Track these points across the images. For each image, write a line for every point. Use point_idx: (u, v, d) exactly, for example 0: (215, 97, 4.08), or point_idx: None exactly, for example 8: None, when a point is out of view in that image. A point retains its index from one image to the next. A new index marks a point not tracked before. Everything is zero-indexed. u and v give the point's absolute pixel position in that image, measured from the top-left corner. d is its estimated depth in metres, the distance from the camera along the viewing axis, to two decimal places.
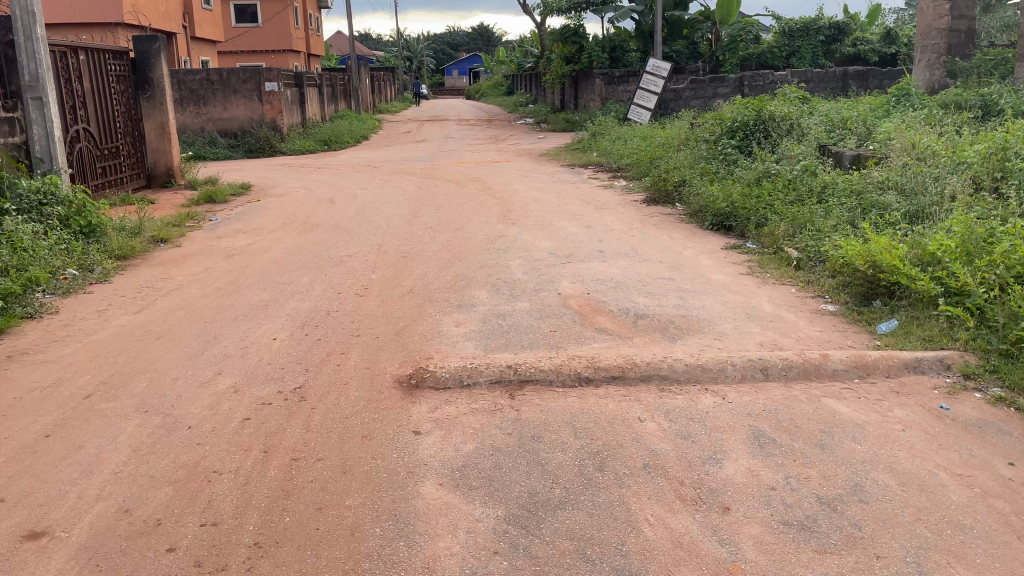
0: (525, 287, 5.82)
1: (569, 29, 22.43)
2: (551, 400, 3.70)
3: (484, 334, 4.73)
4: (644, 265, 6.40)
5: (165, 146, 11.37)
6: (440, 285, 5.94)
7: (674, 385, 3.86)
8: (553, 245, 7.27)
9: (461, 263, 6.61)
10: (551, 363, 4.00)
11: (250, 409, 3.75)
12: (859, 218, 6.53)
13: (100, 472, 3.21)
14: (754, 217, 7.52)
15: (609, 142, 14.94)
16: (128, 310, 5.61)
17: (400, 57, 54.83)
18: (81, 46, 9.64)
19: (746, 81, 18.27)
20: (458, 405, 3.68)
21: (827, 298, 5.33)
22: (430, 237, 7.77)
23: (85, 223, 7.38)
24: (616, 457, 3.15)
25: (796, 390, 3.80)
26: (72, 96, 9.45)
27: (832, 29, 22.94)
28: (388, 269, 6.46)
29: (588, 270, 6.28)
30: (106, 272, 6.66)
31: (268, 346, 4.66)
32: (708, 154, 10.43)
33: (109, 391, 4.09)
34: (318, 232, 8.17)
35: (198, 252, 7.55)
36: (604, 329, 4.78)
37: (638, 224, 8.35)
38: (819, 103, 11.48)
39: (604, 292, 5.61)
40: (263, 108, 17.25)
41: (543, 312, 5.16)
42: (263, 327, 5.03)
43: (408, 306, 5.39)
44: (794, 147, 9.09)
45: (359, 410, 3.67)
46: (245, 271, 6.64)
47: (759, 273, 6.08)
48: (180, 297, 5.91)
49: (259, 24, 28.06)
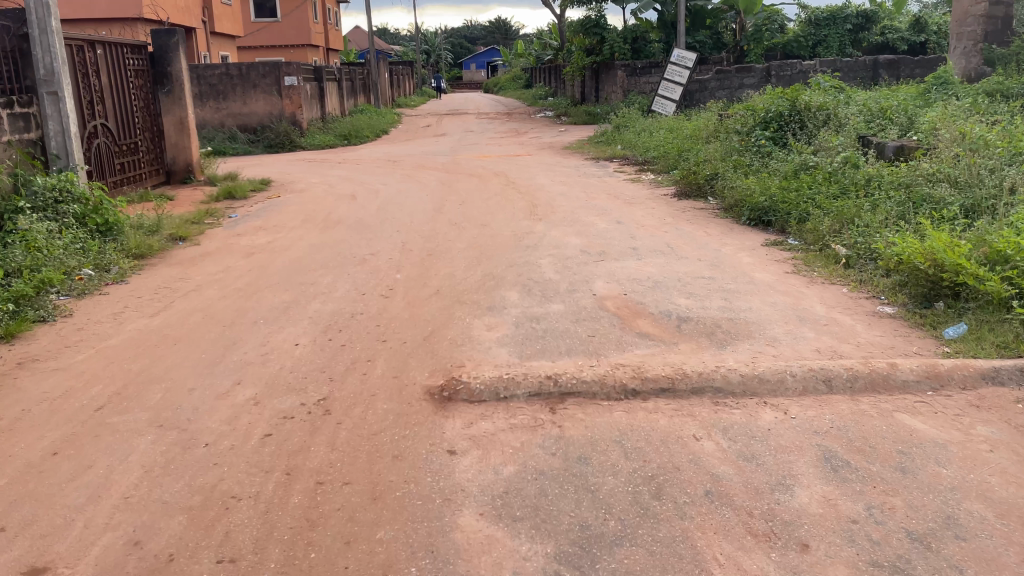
0: (557, 287, 5.53)
1: (590, 20, 22.09)
2: (596, 415, 3.39)
3: (518, 339, 4.43)
4: (683, 264, 6.07)
5: (184, 142, 11.16)
6: (468, 285, 5.65)
7: (729, 399, 3.55)
8: (585, 242, 6.96)
9: (489, 262, 6.32)
10: (594, 374, 3.69)
11: (272, 424, 3.47)
12: (909, 212, 6.18)
13: (109, 497, 2.95)
14: (795, 211, 7.16)
15: (633, 134, 14.60)
16: (144, 314, 5.36)
17: (418, 51, 54.76)
18: (98, 39, 9.43)
19: (774, 71, 17.78)
20: (495, 420, 3.38)
21: (882, 300, 5.00)
22: (455, 233, 7.49)
23: (103, 221, 7.13)
24: (674, 482, 2.85)
25: (865, 405, 3.48)
26: (90, 91, 9.23)
27: (860, 17, 22.35)
28: (413, 268, 6.18)
29: (623, 269, 5.97)
30: (123, 272, 6.43)
31: (290, 353, 4.39)
32: (741, 145, 10.06)
33: (123, 402, 3.84)
34: (340, 229, 7.92)
35: (217, 250, 7.30)
36: (647, 333, 4.46)
37: (670, 219, 8.02)
38: (855, 92, 11.09)
39: (643, 293, 5.30)
40: (282, 103, 17.00)
41: (579, 315, 4.86)
42: (284, 332, 4.76)
43: (436, 309, 5.11)
44: (833, 138, 8.73)
45: (389, 425, 3.39)
46: (266, 271, 6.38)
47: (805, 271, 5.76)
48: (199, 298, 5.67)
49: (278, 19, 27.80)
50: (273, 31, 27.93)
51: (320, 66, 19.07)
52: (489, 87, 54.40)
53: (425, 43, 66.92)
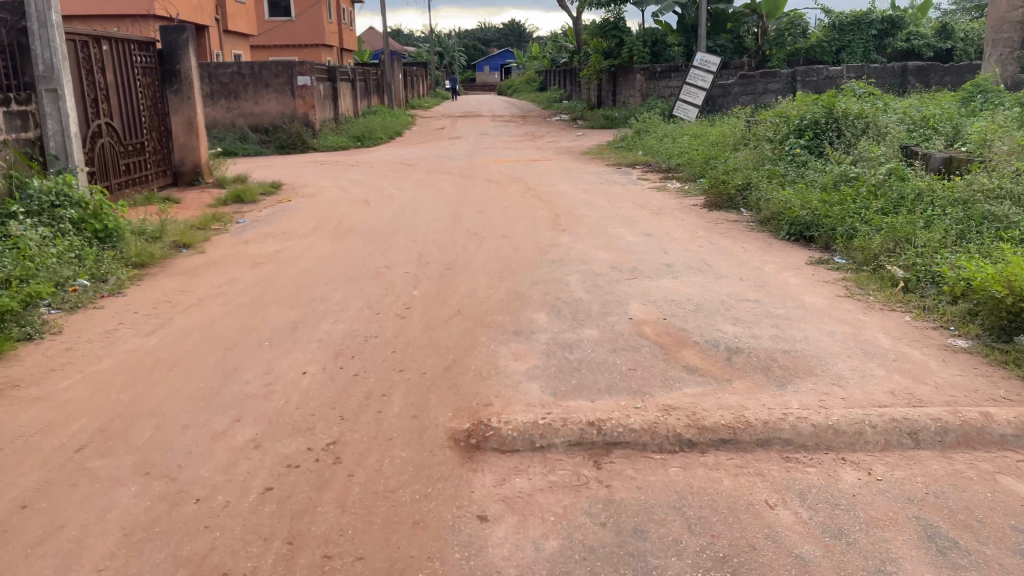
0: (589, 308, 5.07)
1: (608, 23, 21.55)
2: (648, 473, 2.93)
3: (550, 372, 3.97)
4: (723, 283, 5.60)
5: (192, 142, 10.75)
6: (492, 305, 5.19)
7: (801, 454, 3.08)
8: (614, 257, 6.50)
9: (512, 278, 5.87)
10: (643, 421, 3.22)
11: (273, 476, 3.02)
12: (970, 230, 5.72)
13: (80, 569, 2.51)
14: (841, 227, 6.66)
15: (654, 140, 14.14)
16: (139, 332, 4.93)
17: (431, 52, 54.45)
18: (103, 35, 9.03)
19: (800, 76, 17.14)
20: (531, 477, 2.92)
21: (953, 331, 4.52)
22: (474, 245, 7.04)
23: (102, 227, 6.67)
24: (752, 566, 2.39)
25: (960, 465, 3.00)
26: (94, 89, 8.83)
27: (884, 23, 21.78)
28: (431, 284, 5.73)
29: (658, 288, 5.51)
30: (121, 283, 6.00)
31: (296, 384, 3.94)
32: (774, 154, 9.55)
33: (108, 442, 3.40)
34: (353, 238, 7.49)
35: (222, 259, 6.88)
36: (694, 367, 3.99)
37: (703, 232, 7.55)
38: (892, 99, 10.60)
39: (683, 317, 4.83)
40: (295, 103, 16.59)
41: (616, 343, 4.40)
42: (291, 357, 4.32)
43: (457, 333, 4.65)
44: (874, 148, 8.26)
45: (408, 480, 2.94)
46: (273, 284, 5.94)
47: (859, 295, 5.29)
48: (200, 315, 5.23)
49: (292, 18, 27.46)
50: (286, 30, 27.59)
51: (334, 66, 18.68)
52: (502, 90, 53.97)
53: (438, 45, 66.53)
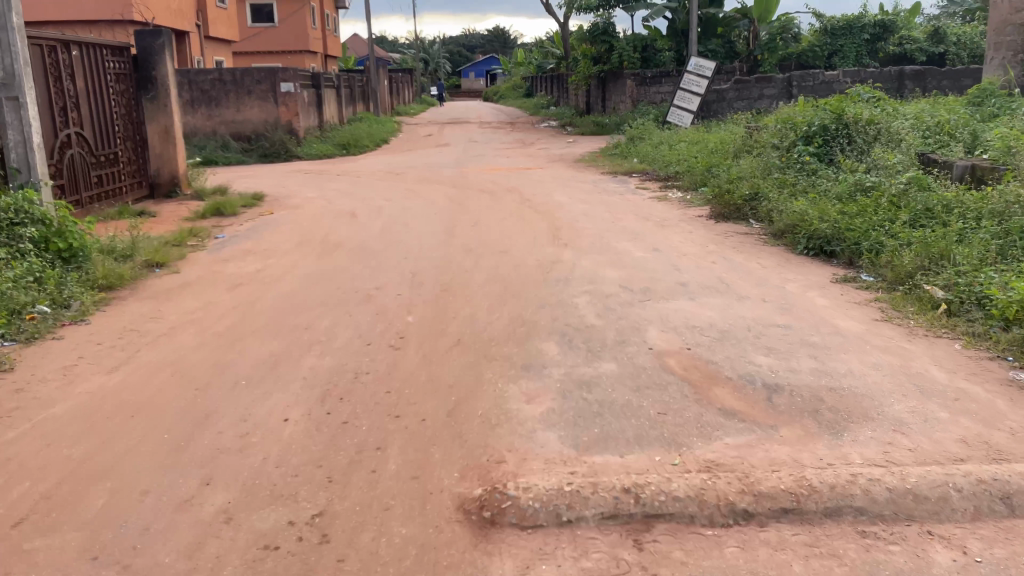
0: (603, 337, 4.58)
1: (597, 28, 21.14)
2: (703, 558, 2.47)
3: (569, 417, 3.47)
4: (746, 306, 5.13)
5: (169, 152, 10.18)
6: (495, 333, 4.69)
7: (879, 526, 2.65)
8: (623, 275, 6.02)
9: (516, 300, 5.36)
10: (689, 486, 2.74)
11: (247, 563, 2.52)
12: (1012, 245, 5.28)
13: None
14: (865, 241, 6.20)
15: (650, 147, 13.69)
16: (101, 368, 4.39)
17: (416, 59, 53.98)
18: (73, 39, 8.48)
19: (795, 80, 16.80)
20: (561, 565, 2.44)
21: (1011, 363, 4.07)
22: (471, 262, 6.55)
23: (66, 246, 6.10)
24: None
25: None
26: (64, 97, 8.27)
27: (877, 27, 21.41)
28: (427, 309, 5.23)
29: (677, 311, 5.03)
30: (85, 309, 5.45)
31: (277, 435, 3.42)
32: (782, 161, 9.07)
33: (53, 514, 2.88)
34: (340, 255, 6.97)
35: (199, 279, 6.34)
36: (732, 410, 3.50)
37: (713, 246, 7.08)
38: (901, 104, 10.18)
39: (709, 347, 4.34)
40: (277, 111, 16.04)
41: (639, 378, 3.91)
42: (273, 399, 3.80)
43: (459, 368, 4.14)
44: (890, 156, 7.84)
45: (410, 568, 2.44)
46: (253, 309, 5.41)
47: (898, 319, 4.83)
48: (171, 347, 4.70)
49: (274, 24, 26.94)
50: (269, 36, 27.05)
51: (318, 72, 18.11)
52: (488, 96, 53.49)
53: (423, 51, 65.91)
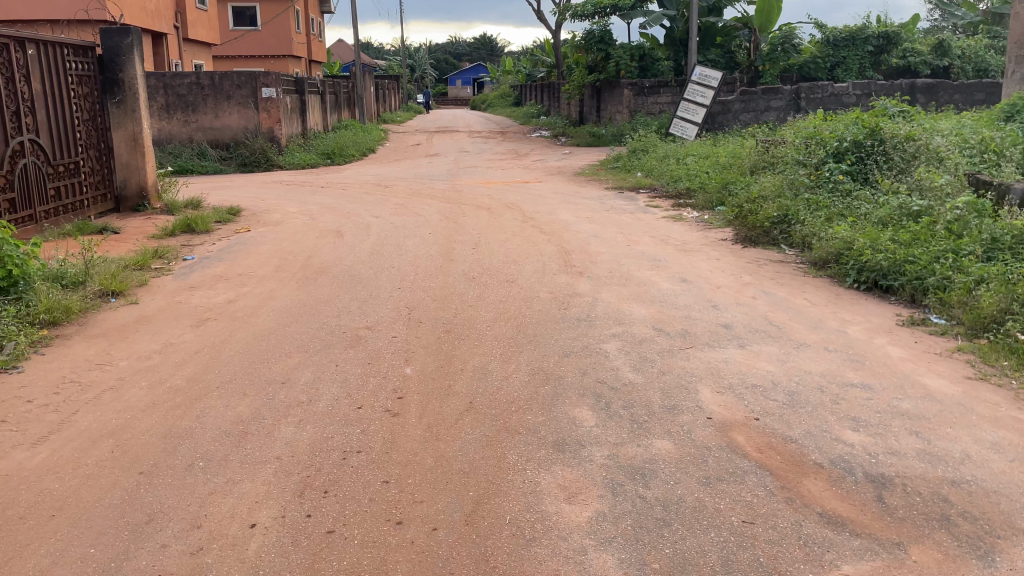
0: (647, 400, 3.75)
1: (593, 36, 20.34)
2: None
3: (628, 527, 2.65)
4: (809, 357, 4.33)
5: (138, 162, 9.31)
6: (514, 392, 3.86)
7: None
8: (652, 313, 5.21)
9: (534, 347, 4.53)
10: None
11: None
12: None
13: None
14: (929, 276, 5.42)
15: (656, 161, 12.92)
16: (25, 438, 3.52)
17: (402, 66, 53.11)
18: (29, 36, 7.60)
19: (803, 93, 16.08)
20: None
21: None
22: (476, 294, 5.75)
23: (3, 274, 5.21)
24: None
25: None
26: (17, 100, 7.38)
27: (880, 39, 20.78)
28: (429, 357, 4.39)
29: (728, 364, 4.22)
30: (19, 352, 4.58)
31: (243, 551, 2.59)
32: (810, 178, 8.30)
33: None
34: (324, 283, 6.13)
35: (160, 313, 5.47)
36: (839, 518, 2.70)
37: (748, 276, 6.30)
38: (934, 118, 9.46)
39: (781, 416, 3.54)
40: (259, 117, 15.19)
41: (705, 465, 3.09)
42: (239, 491, 2.96)
43: (476, 444, 3.31)
44: (936, 176, 7.10)
45: None
46: (220, 354, 4.56)
47: (997, 377, 4.05)
48: (117, 407, 3.83)
49: (257, 27, 26.11)
50: (251, 40, 26.18)
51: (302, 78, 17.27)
52: (475, 104, 52.59)
53: (410, 59, 65.07)
